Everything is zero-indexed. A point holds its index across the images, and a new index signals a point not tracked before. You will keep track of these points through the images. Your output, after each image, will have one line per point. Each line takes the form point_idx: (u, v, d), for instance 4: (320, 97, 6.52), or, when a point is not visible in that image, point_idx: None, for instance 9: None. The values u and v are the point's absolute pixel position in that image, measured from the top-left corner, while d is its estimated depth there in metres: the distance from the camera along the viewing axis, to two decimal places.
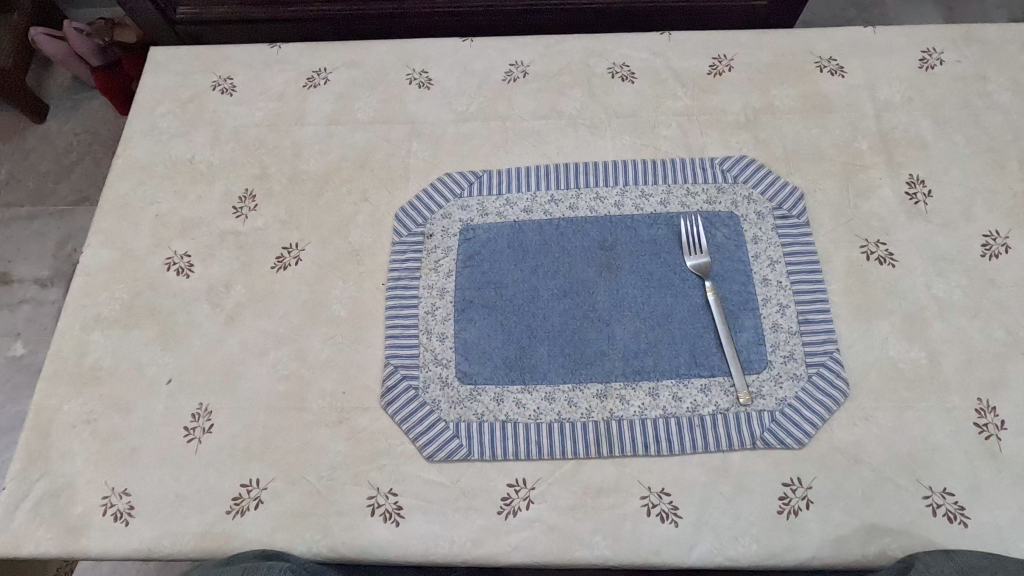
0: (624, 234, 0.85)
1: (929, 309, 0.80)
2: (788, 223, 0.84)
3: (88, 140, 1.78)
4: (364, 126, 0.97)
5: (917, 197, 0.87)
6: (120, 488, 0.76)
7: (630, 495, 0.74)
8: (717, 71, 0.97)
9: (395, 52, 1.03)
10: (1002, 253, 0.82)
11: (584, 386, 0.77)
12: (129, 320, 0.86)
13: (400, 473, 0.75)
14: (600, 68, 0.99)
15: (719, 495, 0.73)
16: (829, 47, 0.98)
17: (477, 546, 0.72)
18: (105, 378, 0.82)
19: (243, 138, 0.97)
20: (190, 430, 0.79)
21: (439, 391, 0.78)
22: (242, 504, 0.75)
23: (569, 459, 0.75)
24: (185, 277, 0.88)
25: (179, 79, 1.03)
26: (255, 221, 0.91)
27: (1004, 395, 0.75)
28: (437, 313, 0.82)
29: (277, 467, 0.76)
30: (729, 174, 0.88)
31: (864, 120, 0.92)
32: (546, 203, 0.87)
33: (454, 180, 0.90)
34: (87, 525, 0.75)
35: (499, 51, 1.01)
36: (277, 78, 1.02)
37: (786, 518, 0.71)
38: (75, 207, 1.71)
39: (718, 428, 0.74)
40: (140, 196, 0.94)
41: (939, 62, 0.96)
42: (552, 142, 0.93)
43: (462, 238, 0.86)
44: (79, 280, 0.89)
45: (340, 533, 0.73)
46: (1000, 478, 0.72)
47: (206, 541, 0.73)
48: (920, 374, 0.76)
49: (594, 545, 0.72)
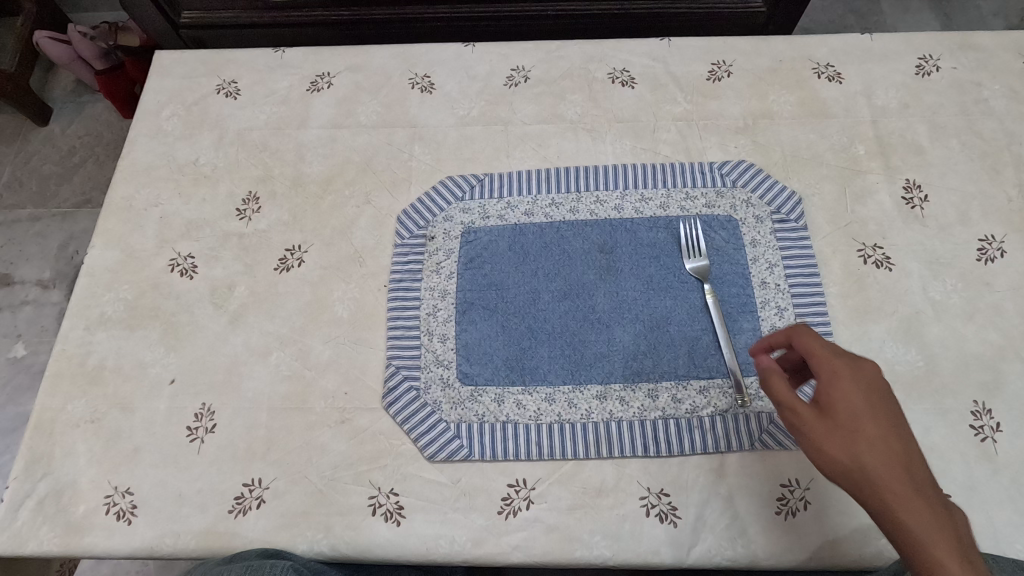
0: (624, 237, 0.86)
1: (925, 312, 0.81)
2: (786, 227, 0.85)
3: (91, 142, 1.79)
4: (367, 129, 0.98)
5: (914, 202, 0.88)
6: (123, 487, 0.77)
7: (630, 495, 0.74)
8: (716, 77, 0.98)
9: (398, 57, 1.04)
10: (998, 258, 0.83)
11: (584, 388, 0.78)
12: (133, 320, 0.86)
13: (402, 474, 0.76)
14: (601, 73, 1.00)
15: (718, 495, 0.74)
16: (826, 54, 0.99)
17: (477, 546, 0.72)
18: (108, 377, 0.83)
19: (247, 141, 0.98)
20: (193, 429, 0.80)
21: (440, 392, 0.79)
22: (244, 503, 0.75)
23: (569, 460, 0.76)
24: (189, 278, 0.89)
25: (184, 83, 1.04)
26: (258, 223, 0.92)
27: (998, 397, 0.76)
28: (438, 314, 0.83)
29: (279, 467, 0.77)
30: (728, 178, 0.89)
31: (862, 126, 0.93)
32: (547, 206, 0.88)
33: (456, 183, 0.91)
34: (90, 523, 0.75)
35: (500, 56, 1.03)
36: (282, 81, 1.03)
37: (785, 519, 0.72)
38: (78, 209, 1.72)
39: (717, 429, 0.75)
40: (144, 198, 0.95)
41: (936, 68, 0.97)
42: (554, 146, 0.94)
43: (463, 241, 0.87)
44: (83, 280, 0.89)
45: (341, 533, 0.74)
46: (996, 479, 0.72)
47: (208, 540, 0.74)
48: (917, 377, 0.77)
49: (594, 545, 0.72)
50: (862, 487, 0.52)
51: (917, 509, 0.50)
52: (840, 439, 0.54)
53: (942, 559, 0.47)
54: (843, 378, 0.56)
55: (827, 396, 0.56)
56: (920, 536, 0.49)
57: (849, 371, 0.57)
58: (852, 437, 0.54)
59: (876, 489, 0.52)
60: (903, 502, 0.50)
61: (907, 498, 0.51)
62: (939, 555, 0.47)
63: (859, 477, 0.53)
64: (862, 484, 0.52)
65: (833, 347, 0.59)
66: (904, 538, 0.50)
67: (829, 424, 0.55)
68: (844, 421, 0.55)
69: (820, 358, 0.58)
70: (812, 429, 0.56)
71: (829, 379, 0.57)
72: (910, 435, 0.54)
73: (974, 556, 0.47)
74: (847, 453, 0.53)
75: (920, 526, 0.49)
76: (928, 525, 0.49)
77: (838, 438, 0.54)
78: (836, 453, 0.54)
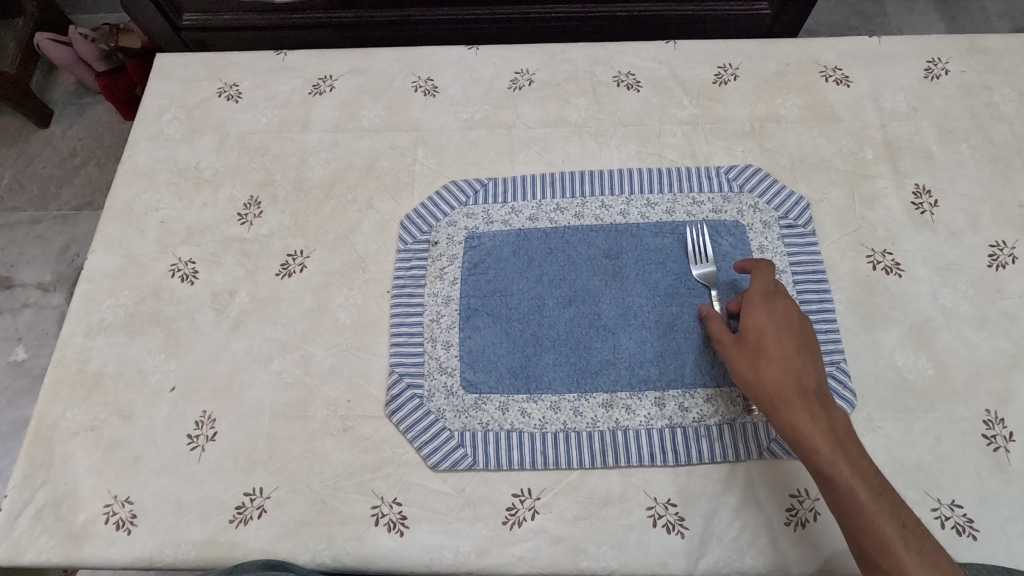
0: (630, 243, 0.85)
1: (936, 319, 0.80)
2: (794, 233, 0.84)
3: (92, 144, 1.78)
4: (369, 133, 0.97)
5: (924, 207, 0.87)
6: (123, 497, 0.76)
7: (636, 505, 0.73)
8: (722, 80, 0.97)
9: (400, 59, 1.03)
10: (1009, 264, 0.82)
11: (590, 396, 0.77)
12: (133, 326, 0.86)
13: (405, 483, 0.75)
14: (606, 76, 0.99)
15: (725, 505, 0.72)
16: (833, 57, 0.98)
17: (481, 557, 0.71)
18: (108, 384, 0.82)
19: (249, 145, 0.98)
20: (193, 437, 0.79)
21: (444, 400, 0.78)
22: (245, 513, 0.74)
23: (575, 469, 0.75)
24: (190, 283, 0.88)
25: (186, 86, 1.03)
26: (260, 228, 0.91)
27: (1010, 406, 0.75)
28: (442, 320, 0.82)
29: (281, 476, 0.76)
30: (735, 183, 0.88)
31: (870, 130, 0.92)
32: (551, 211, 0.88)
33: (459, 188, 0.90)
34: (90, 533, 0.74)
35: (505, 59, 1.02)
36: (284, 85, 1.02)
37: (794, 530, 0.71)
38: (79, 212, 1.71)
39: (725, 438, 0.74)
40: (145, 202, 0.94)
41: (945, 72, 0.96)
42: (559, 150, 0.93)
43: (467, 246, 0.86)
44: (83, 286, 0.88)
45: (344, 543, 0.73)
46: (1008, 489, 0.71)
47: (209, 550, 0.73)
48: (928, 385, 0.76)
49: (599, 557, 0.71)
50: (763, 395, 0.66)
51: (801, 409, 0.64)
52: (748, 358, 0.67)
53: (810, 440, 0.63)
54: (759, 310, 0.69)
55: (743, 326, 0.69)
56: (798, 428, 0.63)
57: (765, 306, 0.69)
58: (759, 357, 0.67)
59: (775, 396, 0.65)
60: (792, 405, 0.64)
61: (794, 402, 0.64)
62: (809, 439, 0.63)
63: (761, 387, 0.66)
64: (763, 390, 0.66)
65: (763, 285, 0.71)
66: (790, 432, 0.64)
67: (742, 348, 0.68)
68: (753, 344, 0.68)
69: (747, 296, 0.71)
70: (729, 352, 0.69)
71: (748, 311, 0.70)
72: (810, 352, 0.67)
73: (838, 438, 0.63)
74: (753, 368, 0.67)
75: (799, 421, 0.63)
76: (806, 420, 0.63)
77: (747, 357, 0.68)
78: (744, 369, 0.67)
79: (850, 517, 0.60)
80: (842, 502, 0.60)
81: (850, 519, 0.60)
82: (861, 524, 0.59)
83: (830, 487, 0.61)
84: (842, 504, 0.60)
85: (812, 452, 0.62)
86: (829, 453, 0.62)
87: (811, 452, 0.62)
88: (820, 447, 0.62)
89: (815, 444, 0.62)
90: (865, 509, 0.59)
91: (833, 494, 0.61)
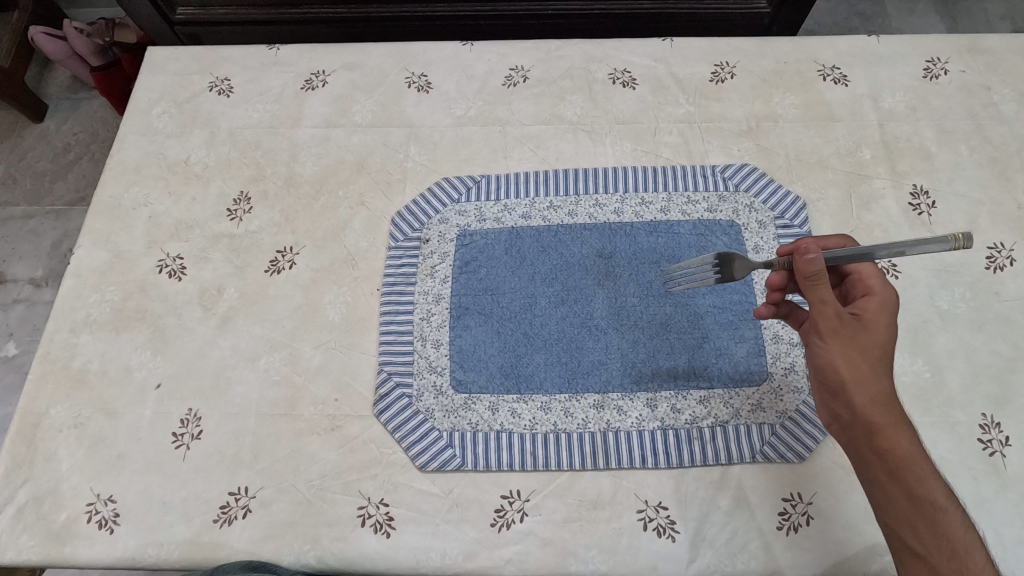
0: (623, 242, 0.83)
1: (932, 322, 0.78)
2: (789, 232, 0.83)
3: (87, 140, 1.77)
4: (361, 129, 0.96)
5: (922, 208, 0.85)
6: (105, 496, 0.75)
7: (627, 508, 0.72)
8: (718, 78, 0.96)
9: (394, 55, 1.02)
10: (1007, 266, 0.81)
11: (582, 396, 0.76)
12: (118, 322, 0.84)
13: (392, 483, 0.74)
14: (601, 74, 0.98)
15: (717, 509, 0.71)
16: (832, 56, 0.97)
17: (469, 559, 0.70)
18: (93, 380, 0.81)
19: (239, 141, 0.96)
20: (178, 436, 0.77)
21: (433, 399, 0.77)
22: (229, 513, 0.73)
23: (564, 471, 0.73)
24: (176, 279, 0.87)
25: (175, 79, 1.02)
26: (248, 224, 0.90)
27: (1006, 411, 0.74)
28: (433, 319, 0.81)
29: (266, 475, 0.75)
30: (730, 182, 0.87)
31: (867, 130, 0.91)
32: (544, 209, 0.86)
33: (451, 185, 0.90)
34: (70, 532, 0.73)
35: (500, 56, 1.00)
36: (275, 79, 1.01)
37: (786, 534, 0.70)
38: (72, 207, 1.70)
39: (717, 440, 0.73)
40: (133, 196, 0.93)
41: (944, 72, 0.95)
42: (552, 148, 0.92)
43: (458, 243, 0.85)
44: (69, 281, 0.87)
45: (330, 544, 0.71)
46: (1003, 495, 0.70)
47: (192, 550, 0.72)
48: (924, 389, 0.75)
49: (589, 561, 0.70)
50: (867, 401, 0.58)
51: (911, 430, 0.57)
52: (861, 353, 0.59)
53: (919, 464, 0.55)
54: (877, 317, 0.61)
55: (864, 321, 0.61)
56: (903, 448, 0.56)
57: (889, 315, 0.61)
58: (876, 359, 0.59)
59: (885, 405, 0.58)
60: (897, 423, 0.57)
61: (899, 420, 0.57)
62: (916, 461, 0.55)
63: (866, 389, 0.58)
64: (878, 398, 0.58)
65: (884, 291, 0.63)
66: (894, 450, 0.56)
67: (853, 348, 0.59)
68: (870, 348, 0.59)
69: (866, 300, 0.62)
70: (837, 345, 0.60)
71: (880, 288, 0.63)
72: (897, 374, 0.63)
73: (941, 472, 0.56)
74: (868, 367, 0.59)
75: (906, 441, 0.56)
76: (919, 445, 0.56)
77: (862, 353, 0.59)
78: (858, 364, 0.59)
79: (953, 556, 0.52)
80: (948, 539, 0.52)
81: (952, 561, 0.52)
82: (970, 566, 0.51)
83: (934, 518, 0.53)
84: (945, 542, 0.53)
85: (922, 479, 0.54)
86: (940, 483, 0.54)
87: (919, 479, 0.55)
88: (929, 473, 0.55)
89: (925, 471, 0.55)
90: (975, 550, 0.52)
91: (933, 529, 0.53)
